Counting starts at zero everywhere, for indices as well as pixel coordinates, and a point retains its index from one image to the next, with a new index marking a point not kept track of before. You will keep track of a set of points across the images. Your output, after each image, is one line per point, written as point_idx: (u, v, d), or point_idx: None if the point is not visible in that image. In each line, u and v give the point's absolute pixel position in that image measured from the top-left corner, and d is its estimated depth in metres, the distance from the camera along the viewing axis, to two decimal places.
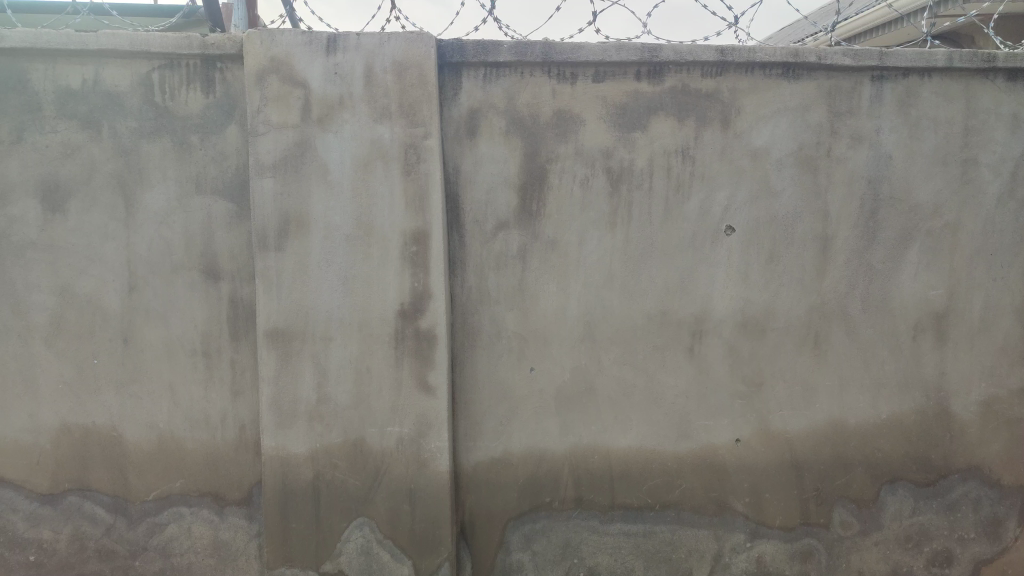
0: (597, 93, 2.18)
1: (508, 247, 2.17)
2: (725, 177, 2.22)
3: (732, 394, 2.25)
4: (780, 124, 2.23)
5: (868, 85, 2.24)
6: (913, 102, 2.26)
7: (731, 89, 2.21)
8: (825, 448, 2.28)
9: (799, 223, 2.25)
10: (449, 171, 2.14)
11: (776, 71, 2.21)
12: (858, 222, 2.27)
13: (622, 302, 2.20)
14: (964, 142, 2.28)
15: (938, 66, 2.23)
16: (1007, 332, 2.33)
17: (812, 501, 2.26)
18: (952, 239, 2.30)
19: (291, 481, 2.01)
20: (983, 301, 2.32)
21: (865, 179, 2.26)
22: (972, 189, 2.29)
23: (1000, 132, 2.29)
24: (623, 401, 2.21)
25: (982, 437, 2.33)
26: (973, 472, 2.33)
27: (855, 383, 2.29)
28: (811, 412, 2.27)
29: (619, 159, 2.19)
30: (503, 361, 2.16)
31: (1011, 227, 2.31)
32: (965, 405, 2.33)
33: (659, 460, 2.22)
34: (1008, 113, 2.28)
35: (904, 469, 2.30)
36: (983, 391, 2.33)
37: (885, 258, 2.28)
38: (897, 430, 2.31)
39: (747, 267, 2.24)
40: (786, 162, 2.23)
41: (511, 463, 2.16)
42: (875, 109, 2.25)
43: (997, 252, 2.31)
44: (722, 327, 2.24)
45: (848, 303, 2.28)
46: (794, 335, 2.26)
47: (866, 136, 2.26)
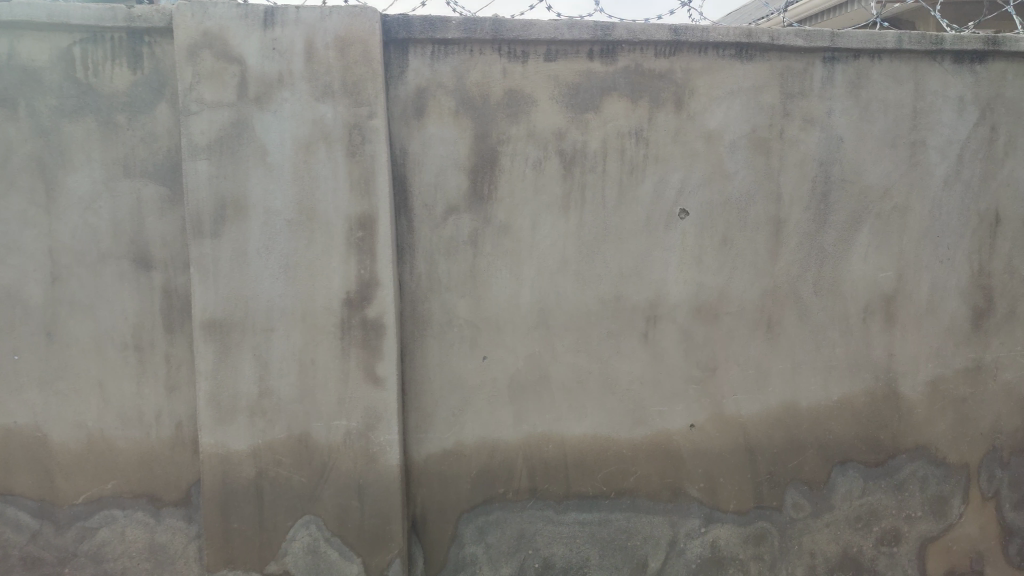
0: (549, 72, 2.11)
1: (458, 232, 2.10)
2: (679, 159, 2.18)
3: (687, 379, 2.22)
4: (733, 106, 2.20)
5: (820, 66, 2.23)
6: (864, 84, 2.25)
7: (685, 70, 2.17)
8: (778, 432, 2.28)
9: (753, 206, 2.23)
10: (395, 153, 2.06)
11: (730, 52, 2.18)
12: (810, 204, 2.26)
13: (576, 288, 2.16)
14: (913, 125, 2.29)
15: (889, 47, 2.23)
16: (953, 313, 2.36)
17: (765, 484, 2.26)
18: (901, 222, 2.31)
19: (232, 480, 1.91)
20: (930, 283, 2.34)
21: (817, 162, 2.26)
22: (921, 172, 2.30)
23: (948, 114, 2.30)
24: (578, 388, 2.17)
25: (929, 417, 2.37)
26: (920, 452, 2.36)
27: (808, 366, 2.29)
28: (764, 396, 2.27)
29: (572, 141, 2.13)
30: (454, 350, 2.10)
31: (958, 209, 2.33)
32: (913, 385, 2.36)
33: (614, 447, 2.19)
34: (956, 96, 2.30)
35: (855, 450, 2.32)
36: (930, 372, 2.36)
37: (837, 241, 2.29)
38: (848, 412, 2.32)
39: (702, 251, 2.21)
40: (740, 144, 2.21)
41: (463, 454, 2.10)
42: (828, 91, 2.24)
43: (944, 234, 2.33)
44: (677, 311, 2.21)
45: (800, 286, 2.27)
46: (748, 319, 2.25)
47: (818, 118, 2.24)
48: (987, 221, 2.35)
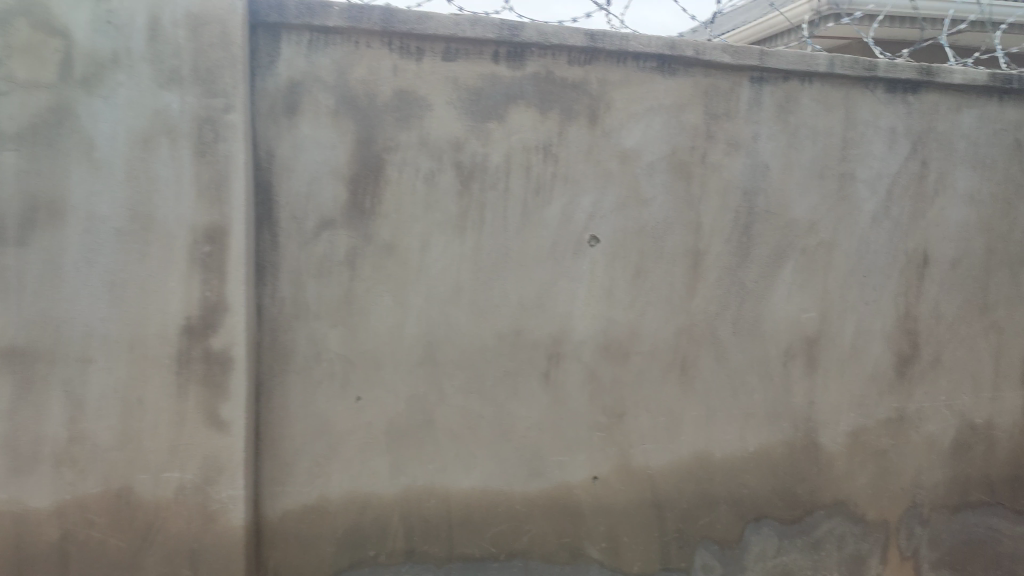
0: (447, 73, 1.85)
1: (332, 250, 1.81)
2: (590, 180, 1.95)
3: (592, 426, 1.99)
4: (652, 123, 1.98)
5: (748, 86, 2.04)
6: (793, 108, 2.07)
7: (600, 81, 1.94)
8: (689, 486, 2.06)
9: (670, 235, 2.01)
10: (260, 156, 1.76)
11: (650, 64, 1.97)
12: (731, 236, 2.06)
13: (469, 320, 1.89)
14: (843, 155, 2.12)
15: (820, 70, 2.06)
16: (876, 359, 2.20)
17: (672, 543, 2.04)
18: (826, 259, 2.13)
19: (28, 544, 1.58)
20: (854, 326, 2.17)
21: (740, 190, 2.06)
22: (849, 206, 2.14)
23: (878, 146, 2.15)
24: (467, 435, 1.90)
25: (850, 471, 2.19)
26: (838, 508, 2.19)
27: (723, 413, 2.09)
28: (675, 446, 2.05)
29: (470, 153, 1.88)
30: (322, 389, 1.81)
31: (886, 248, 2.17)
32: (833, 436, 2.18)
33: (506, 502, 1.92)
34: (886, 127, 2.15)
35: (770, 506, 2.13)
36: (851, 422, 2.19)
37: (759, 277, 2.09)
38: (764, 464, 2.12)
39: (612, 283, 1.98)
40: (658, 166, 1.99)
41: (328, 511, 1.81)
42: (754, 113, 2.05)
43: (871, 274, 2.17)
44: (582, 349, 1.97)
45: (718, 325, 2.06)
46: (661, 360, 2.03)
47: (743, 142, 2.05)
48: (915, 261, 2.20)
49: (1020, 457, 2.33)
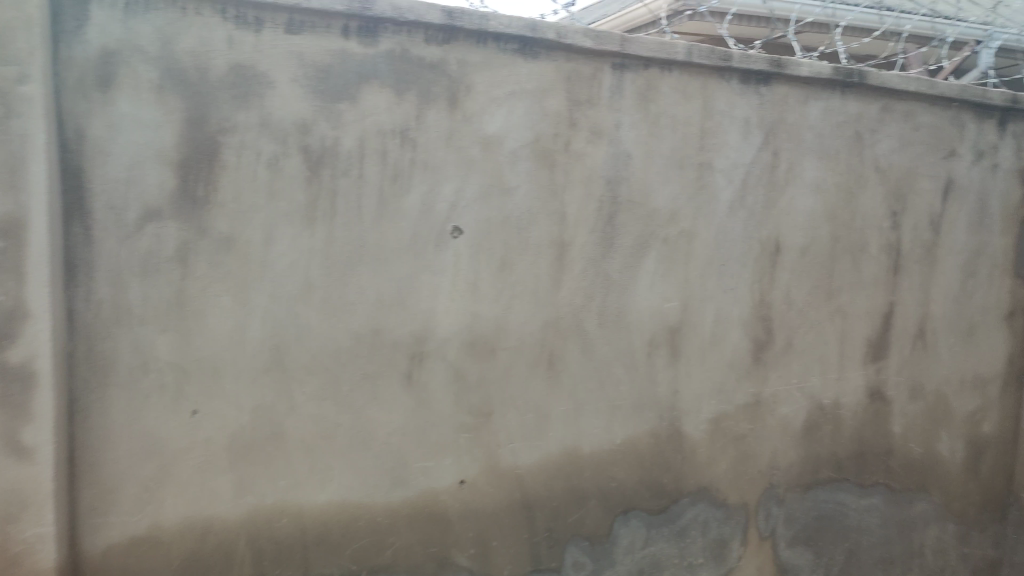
0: (290, 47, 1.67)
1: (159, 245, 1.59)
2: (451, 167, 1.84)
3: (457, 428, 1.88)
4: (514, 108, 1.90)
5: (609, 73, 1.99)
6: (653, 97, 2.06)
7: (460, 62, 1.83)
8: (558, 483, 2.01)
9: (534, 226, 1.94)
10: (66, 136, 1.52)
11: (512, 46, 1.88)
12: (596, 226, 2.02)
13: (321, 320, 1.73)
14: (701, 145, 2.13)
15: (678, 59, 2.05)
16: (735, 345, 2.24)
17: (543, 543, 1.99)
18: (687, 248, 2.14)
19: None
20: (714, 315, 2.20)
21: (604, 179, 2.02)
22: (707, 196, 2.16)
23: (734, 136, 2.18)
24: (321, 445, 1.74)
25: (712, 457, 2.23)
26: (702, 494, 2.22)
27: (591, 406, 2.05)
28: (544, 443, 1.99)
29: (319, 136, 1.71)
30: (152, 403, 1.59)
31: (742, 237, 2.21)
32: (696, 423, 2.20)
33: (367, 516, 1.79)
34: (741, 117, 2.18)
35: (637, 497, 2.12)
36: (713, 408, 2.22)
37: (623, 267, 2.06)
38: (631, 456, 2.11)
39: (476, 276, 1.89)
40: (521, 154, 1.91)
41: (160, 542, 1.61)
42: (616, 101, 2.01)
43: (729, 263, 2.20)
44: (446, 347, 1.86)
45: (584, 317, 2.02)
46: (528, 355, 1.96)
47: (606, 130, 2.01)
48: (768, 249, 2.25)
49: (862, 433, 2.47)
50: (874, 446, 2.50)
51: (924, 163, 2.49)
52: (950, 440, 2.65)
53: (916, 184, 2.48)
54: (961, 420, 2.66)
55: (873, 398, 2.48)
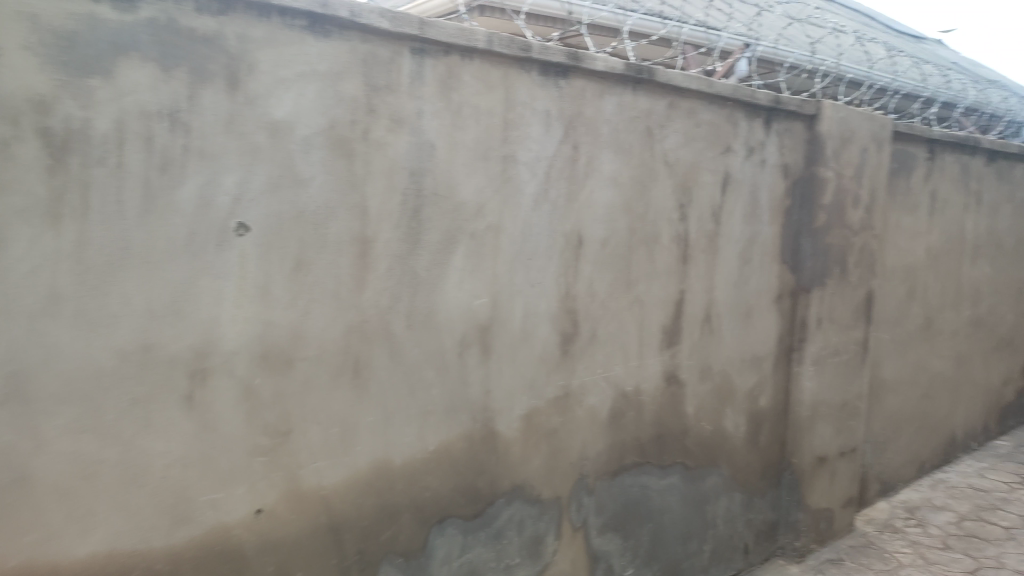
0: (18, 6, 1.36)
1: None
2: (233, 156, 1.61)
3: (251, 451, 1.67)
4: (305, 91, 1.70)
5: (408, 58, 1.87)
6: (455, 85, 1.96)
7: (239, 36, 1.60)
8: (368, 500, 1.87)
9: (332, 221, 1.77)
10: None
11: (300, 23, 1.69)
12: (400, 221, 1.88)
13: (73, 339, 1.43)
14: (505, 136, 2.07)
15: (479, 47, 1.97)
16: (544, 340, 2.21)
17: (353, 566, 1.83)
18: (494, 242, 2.07)
19: None
20: (523, 310, 2.15)
21: (406, 171, 1.89)
22: (513, 188, 2.10)
23: (536, 129, 2.14)
24: (79, 489, 1.45)
25: (525, 454, 2.19)
26: (516, 493, 2.17)
27: (400, 414, 1.92)
28: (351, 458, 1.83)
29: (62, 117, 1.41)
30: None
31: (547, 230, 2.19)
32: (509, 421, 2.15)
33: (142, 565, 1.53)
34: (542, 110, 2.15)
35: (453, 504, 2.03)
36: (525, 405, 2.18)
37: (431, 264, 1.95)
38: (445, 462, 2.01)
39: (267, 279, 1.67)
40: (314, 142, 1.72)
41: None
42: (417, 88, 1.89)
43: (535, 257, 2.17)
44: (235, 361, 1.64)
45: (390, 319, 1.88)
46: (330, 364, 1.78)
47: (407, 119, 1.88)
48: (572, 242, 2.25)
49: (661, 417, 2.57)
50: (672, 428, 2.61)
51: (706, 158, 2.63)
52: (735, 416, 2.84)
53: (700, 178, 2.61)
54: (743, 396, 2.87)
55: (670, 383, 2.59)
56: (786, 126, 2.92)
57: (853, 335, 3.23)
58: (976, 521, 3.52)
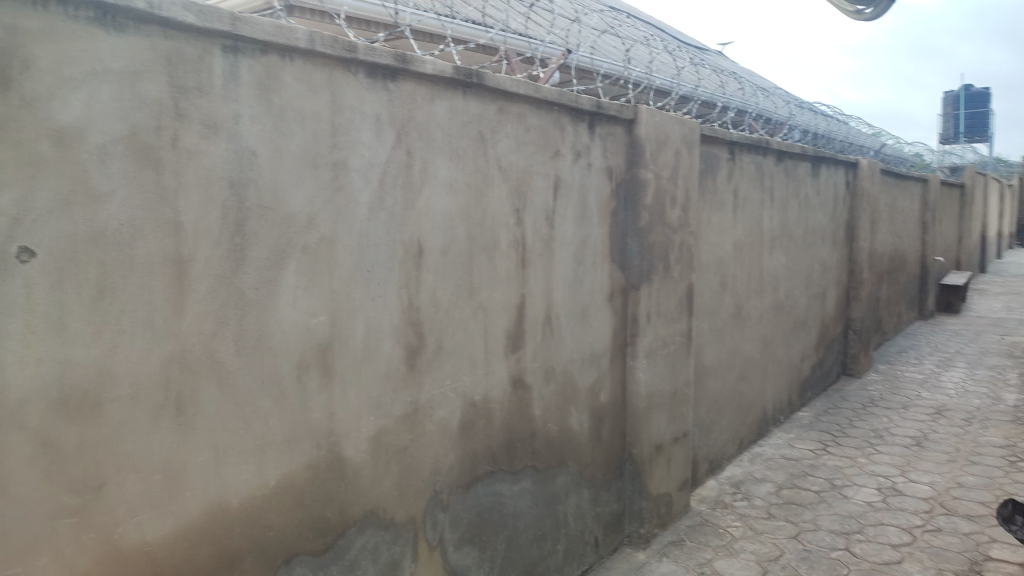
0: None
1: None
2: (10, 168, 1.36)
3: (54, 515, 1.42)
4: (97, 93, 1.48)
5: (220, 57, 1.69)
6: (275, 87, 1.80)
7: (9, 28, 1.36)
8: (202, 550, 1.67)
9: (141, 240, 1.55)
10: None
11: (87, 13, 1.46)
12: (222, 237, 1.69)
13: None
14: (334, 142, 1.94)
15: (300, 46, 1.83)
16: (388, 356, 2.10)
17: None
18: (329, 256, 1.93)
19: None
20: (364, 326, 2.03)
21: (225, 181, 1.70)
22: (346, 197, 1.97)
23: (366, 134, 2.02)
24: None
25: (375, 477, 2.07)
26: (368, 519, 2.05)
27: (234, 450, 1.73)
28: (179, 507, 1.62)
29: None
30: None
31: (385, 240, 2.08)
32: (355, 445, 2.02)
33: None
34: (372, 114, 2.04)
35: (300, 541, 1.87)
36: (372, 426, 2.06)
37: (259, 283, 1.77)
38: (288, 497, 1.85)
39: (63, 311, 1.43)
40: (113, 151, 1.50)
41: None
42: (232, 90, 1.71)
43: (374, 269, 2.05)
44: (26, 411, 1.38)
45: (216, 346, 1.69)
46: (147, 404, 1.56)
47: (222, 124, 1.69)
48: (412, 251, 2.16)
49: (510, 423, 2.54)
50: (521, 433, 2.59)
51: (537, 162, 2.64)
52: (579, 414, 2.88)
53: (532, 182, 2.61)
54: (585, 394, 2.92)
55: (517, 388, 2.57)
56: (609, 130, 3.01)
57: (679, 327, 3.40)
58: (792, 489, 3.85)
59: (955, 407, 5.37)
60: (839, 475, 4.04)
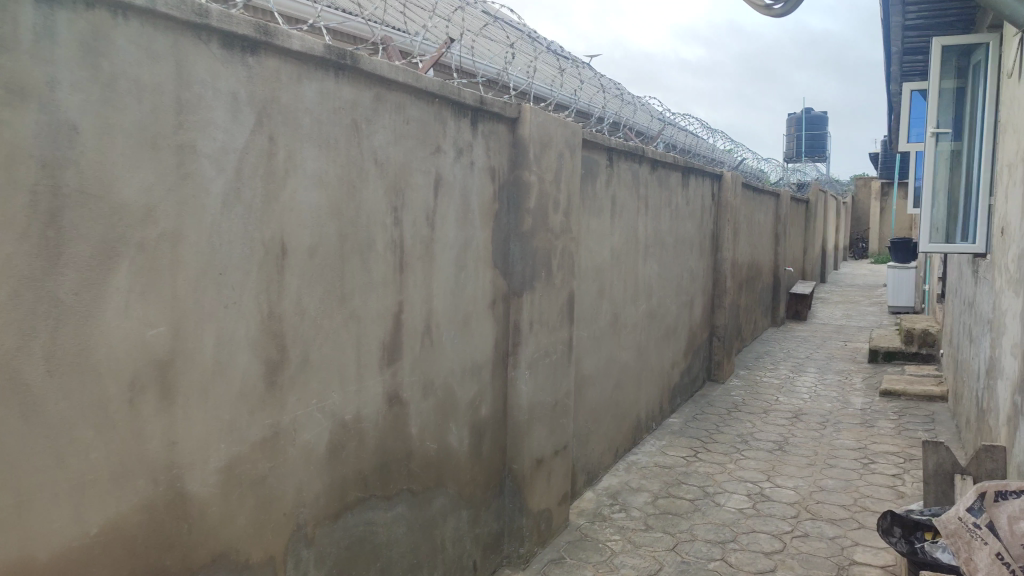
0: None
1: None
2: None
3: None
4: None
5: (29, 6, 1.36)
6: (105, 50, 1.48)
7: None
8: None
9: None
10: None
11: None
12: (30, 229, 1.36)
13: None
14: (179, 121, 1.64)
15: (136, 3, 1.52)
16: (243, 372, 1.81)
17: None
18: (172, 255, 1.63)
19: None
20: (215, 338, 1.74)
21: (36, 160, 1.37)
22: (194, 187, 1.67)
23: (220, 114, 1.73)
24: None
25: (226, 514, 1.77)
26: (217, 563, 1.76)
27: (43, 492, 1.40)
28: None
29: None
30: None
31: (240, 237, 1.79)
32: (203, 478, 1.72)
33: None
34: (226, 92, 1.74)
35: None
36: (223, 454, 1.77)
37: (80, 287, 1.45)
38: (116, 544, 1.53)
39: None
40: None
41: None
42: (45, 49, 1.38)
43: (228, 271, 1.76)
44: None
45: (20, 365, 1.36)
46: None
47: (32, 90, 1.36)
48: (273, 251, 1.88)
49: (384, 443, 2.31)
50: (396, 454, 2.36)
51: (416, 157, 2.42)
52: (458, 430, 2.69)
53: (411, 179, 2.39)
54: (464, 409, 2.73)
55: (392, 404, 2.34)
56: (492, 128, 2.84)
57: (561, 336, 3.28)
58: (667, 498, 3.84)
59: (811, 411, 5.64)
60: (711, 482, 4.09)
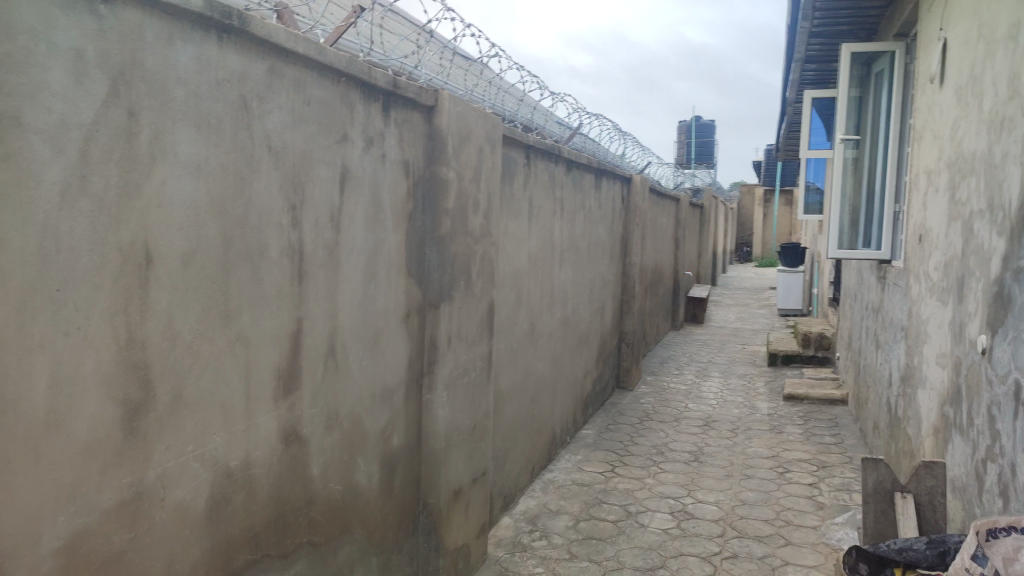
0: None
1: None
2: None
3: None
4: None
5: None
6: None
7: None
8: None
9: None
10: None
11: None
12: None
13: None
14: None
15: None
16: (92, 417, 1.38)
17: None
18: None
19: None
20: (51, 374, 1.30)
21: None
22: (20, 172, 1.23)
23: (61, 77, 1.30)
24: None
25: None
26: None
27: None
28: None
29: None
30: None
31: (88, 241, 1.36)
32: (34, 563, 1.28)
33: None
34: (68, 48, 1.31)
35: None
36: (63, 529, 1.33)
37: None
38: None
39: None
40: None
41: None
42: None
43: (70, 285, 1.33)
44: None
45: None
46: None
47: None
48: (135, 259, 1.46)
49: (279, 491, 1.91)
50: (294, 502, 1.96)
51: (319, 146, 2.03)
52: (367, 465, 2.31)
53: (313, 172, 2.00)
54: (374, 440, 2.35)
55: (289, 442, 1.94)
56: (406, 116, 2.48)
57: (480, 351, 2.95)
58: (589, 521, 3.59)
59: (721, 418, 5.57)
60: (632, 501, 3.87)
